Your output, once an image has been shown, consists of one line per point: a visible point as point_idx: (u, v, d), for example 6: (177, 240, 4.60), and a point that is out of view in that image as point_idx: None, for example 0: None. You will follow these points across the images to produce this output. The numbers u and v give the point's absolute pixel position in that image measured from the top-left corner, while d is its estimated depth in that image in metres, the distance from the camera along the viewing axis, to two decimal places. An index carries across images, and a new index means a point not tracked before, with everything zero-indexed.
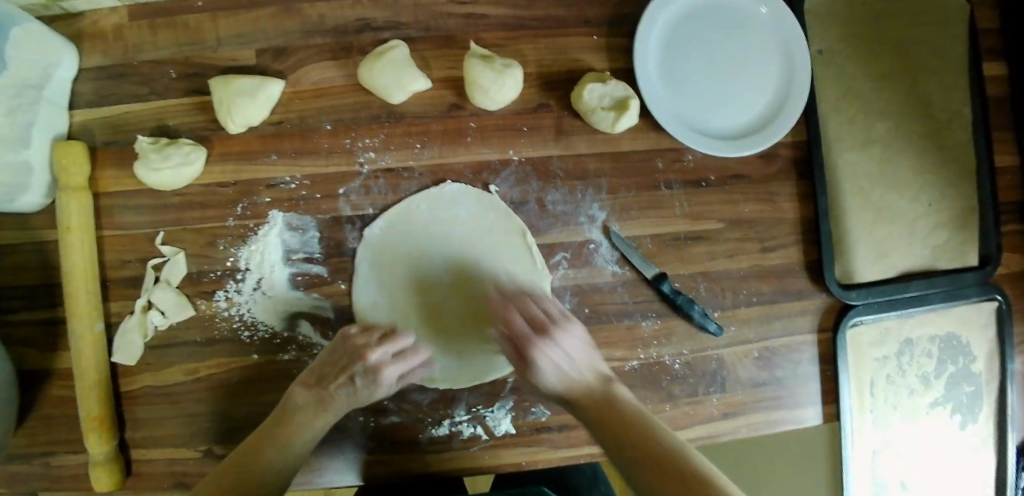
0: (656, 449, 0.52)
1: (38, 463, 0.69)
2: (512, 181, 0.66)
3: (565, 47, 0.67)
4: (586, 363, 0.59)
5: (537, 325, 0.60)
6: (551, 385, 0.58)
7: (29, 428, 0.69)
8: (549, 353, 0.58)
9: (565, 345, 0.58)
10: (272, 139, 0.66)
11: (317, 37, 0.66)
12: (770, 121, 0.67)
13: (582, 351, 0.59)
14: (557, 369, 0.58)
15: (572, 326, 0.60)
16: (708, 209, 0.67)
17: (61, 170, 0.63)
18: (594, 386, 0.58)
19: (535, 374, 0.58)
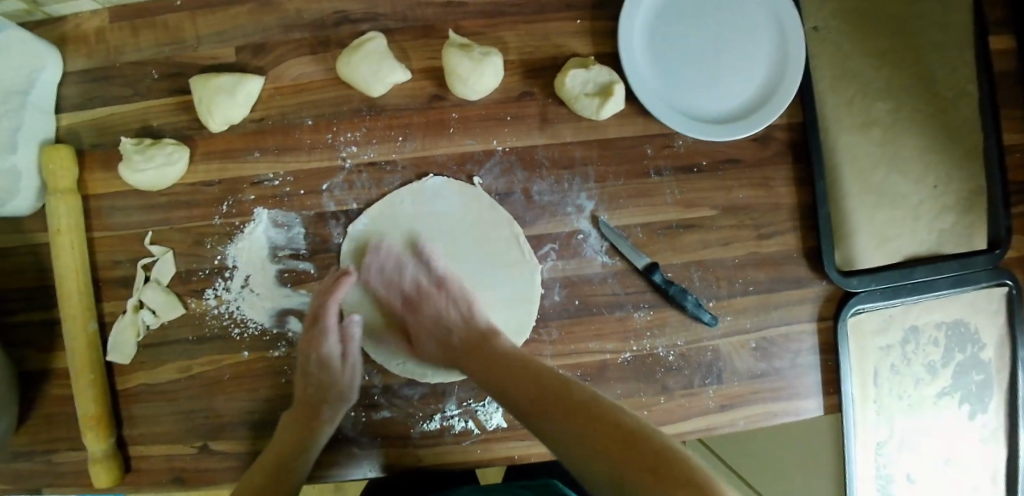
0: (570, 402, 0.49)
1: (42, 460, 0.71)
2: (497, 172, 0.65)
3: (547, 32, 0.66)
4: (460, 316, 0.62)
5: (414, 288, 0.64)
6: (431, 347, 0.62)
7: (31, 427, 0.70)
8: (422, 312, 0.63)
9: (439, 304, 0.62)
10: (255, 136, 0.66)
11: (295, 32, 0.66)
12: (761, 104, 0.65)
13: (457, 307, 0.62)
14: (432, 327, 0.62)
15: (445, 285, 0.63)
16: (700, 195, 0.65)
17: (49, 173, 0.64)
18: (473, 336, 0.60)
19: (413, 335, 0.63)
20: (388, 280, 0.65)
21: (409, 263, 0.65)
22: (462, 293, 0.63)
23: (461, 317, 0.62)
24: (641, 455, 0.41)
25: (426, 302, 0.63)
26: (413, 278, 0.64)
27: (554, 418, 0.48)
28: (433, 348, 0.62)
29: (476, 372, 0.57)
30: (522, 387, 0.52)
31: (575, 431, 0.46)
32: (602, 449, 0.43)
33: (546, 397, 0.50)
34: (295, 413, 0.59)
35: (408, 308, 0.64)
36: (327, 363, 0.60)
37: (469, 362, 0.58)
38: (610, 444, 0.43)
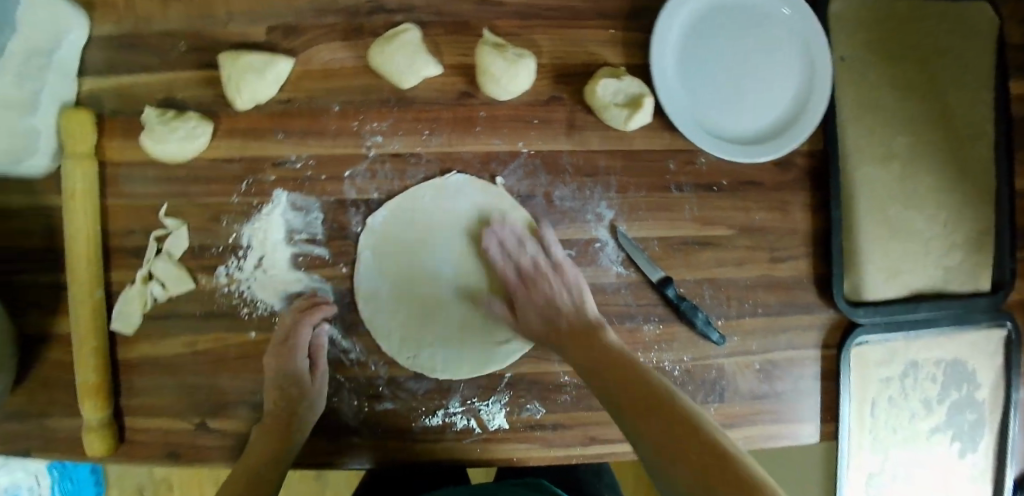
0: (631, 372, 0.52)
1: (34, 424, 0.70)
2: (520, 174, 0.65)
3: (579, 39, 0.66)
4: (572, 304, 0.60)
5: (529, 268, 0.63)
6: (535, 326, 0.61)
7: (26, 389, 0.70)
8: (536, 292, 0.62)
9: (557, 287, 0.61)
10: (280, 117, 0.65)
11: (328, 17, 0.65)
12: (784, 129, 0.65)
13: (569, 295, 0.61)
14: (540, 308, 0.61)
15: (562, 270, 0.62)
16: (718, 214, 0.66)
17: (67, 136, 0.64)
18: (577, 325, 0.59)
19: (520, 312, 0.62)
20: (507, 255, 0.63)
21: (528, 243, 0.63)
22: (578, 282, 0.61)
23: (571, 305, 0.60)
24: (679, 422, 0.46)
25: (540, 284, 0.62)
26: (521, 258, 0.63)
27: (606, 380, 0.52)
28: (537, 328, 0.61)
29: (576, 357, 0.56)
30: (591, 353, 0.56)
31: (623, 396, 0.50)
32: (639, 408, 0.48)
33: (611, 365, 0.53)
34: (269, 424, 0.60)
35: (520, 286, 0.63)
36: (298, 377, 0.61)
37: (567, 349, 0.57)
38: (647, 403, 0.48)
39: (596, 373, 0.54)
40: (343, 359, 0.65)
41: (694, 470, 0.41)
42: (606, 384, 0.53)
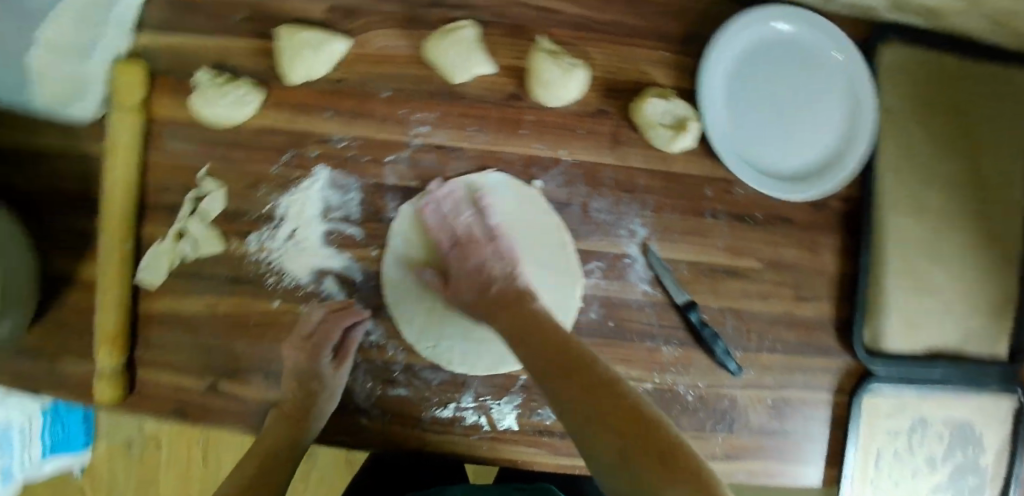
0: (549, 336, 0.50)
1: (45, 366, 0.70)
2: (560, 181, 0.65)
3: (633, 57, 0.66)
4: (504, 272, 0.58)
5: (463, 234, 0.62)
6: (466, 295, 0.58)
7: (42, 332, 0.70)
8: (469, 258, 0.60)
9: (490, 254, 0.59)
10: (331, 96, 0.66)
11: (389, 3, 0.66)
12: (822, 170, 0.66)
13: (503, 263, 0.59)
14: (472, 276, 0.59)
15: (496, 239, 0.61)
16: (749, 246, 0.66)
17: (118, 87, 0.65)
18: (508, 293, 0.56)
19: (451, 284, 0.60)
20: (440, 222, 0.63)
21: (464, 209, 0.63)
22: (511, 252, 0.60)
23: (503, 273, 0.58)
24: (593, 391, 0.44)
25: (473, 250, 0.60)
26: (462, 224, 0.62)
27: (527, 346, 0.50)
28: (469, 294, 0.58)
29: (503, 326, 0.53)
30: (518, 323, 0.53)
31: (545, 363, 0.48)
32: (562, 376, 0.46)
33: (536, 332, 0.51)
34: (286, 410, 0.61)
35: (452, 254, 0.61)
36: (318, 371, 0.61)
37: (498, 317, 0.54)
38: (566, 370, 0.47)
39: (518, 340, 0.51)
40: (363, 341, 0.65)
41: (637, 450, 0.39)
42: (531, 352, 0.49)
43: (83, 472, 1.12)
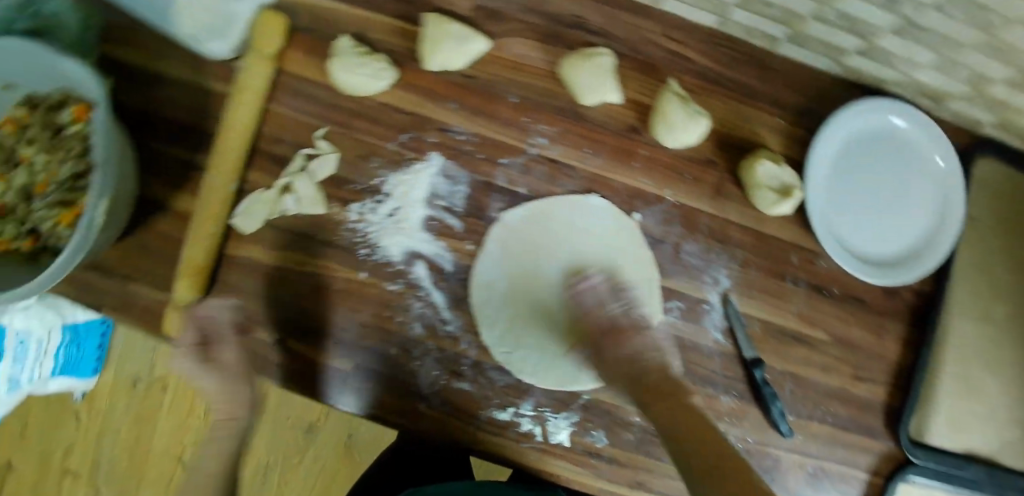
0: (648, 368, 0.59)
1: (116, 283, 0.70)
2: (659, 218, 0.67)
3: (750, 118, 0.69)
4: (657, 361, 0.60)
5: (615, 322, 0.62)
6: (619, 380, 0.60)
7: (121, 250, 0.70)
8: (621, 347, 0.60)
9: (640, 345, 0.60)
10: (459, 89, 0.68)
11: (534, 16, 0.68)
12: (904, 262, 0.68)
13: (654, 354, 0.60)
14: (625, 362, 0.60)
15: (645, 330, 0.62)
16: (822, 318, 0.69)
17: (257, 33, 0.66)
18: (665, 381, 0.58)
19: (602, 364, 0.61)
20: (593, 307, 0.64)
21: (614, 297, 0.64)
22: (660, 343, 0.62)
23: (660, 362, 0.60)
24: (687, 419, 0.54)
25: (624, 338, 0.61)
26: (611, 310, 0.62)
27: (633, 378, 0.58)
28: (621, 377, 0.59)
29: (655, 418, 0.56)
30: (626, 360, 0.60)
31: (643, 387, 0.57)
32: (656, 405, 0.56)
33: (639, 366, 0.59)
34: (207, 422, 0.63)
35: (602, 338, 0.62)
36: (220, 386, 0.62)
37: (652, 408, 0.56)
38: (661, 401, 0.56)
39: (625, 373, 0.59)
40: (440, 329, 0.67)
41: (708, 469, 0.50)
42: (637, 378, 0.58)
43: (82, 397, 1.19)
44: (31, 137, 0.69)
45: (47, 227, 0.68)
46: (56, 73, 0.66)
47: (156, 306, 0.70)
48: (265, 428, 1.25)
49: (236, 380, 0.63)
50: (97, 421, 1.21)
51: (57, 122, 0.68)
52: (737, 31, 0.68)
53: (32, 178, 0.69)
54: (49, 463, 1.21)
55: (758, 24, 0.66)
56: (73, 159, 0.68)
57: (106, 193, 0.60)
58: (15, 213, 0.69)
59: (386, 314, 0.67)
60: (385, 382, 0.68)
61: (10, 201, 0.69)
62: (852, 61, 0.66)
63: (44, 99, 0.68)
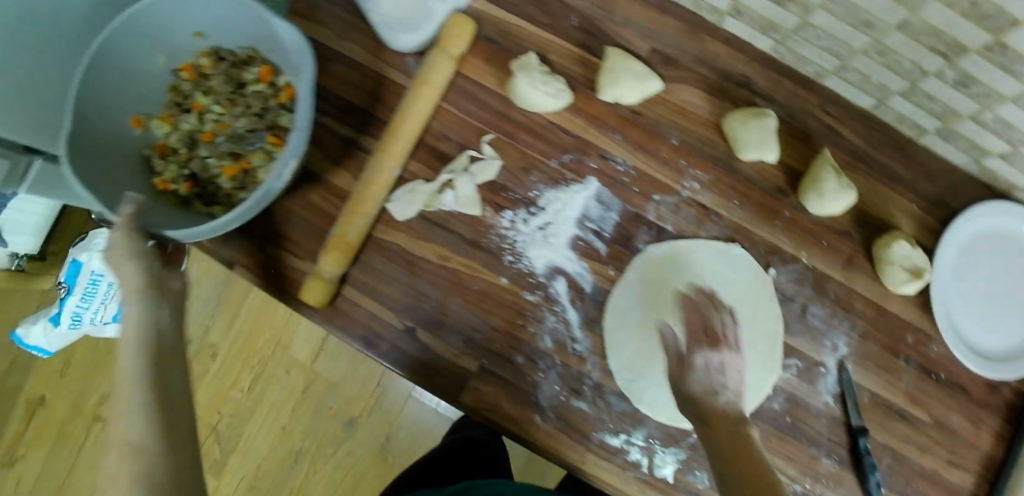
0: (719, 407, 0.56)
1: (257, 243, 0.72)
2: (792, 277, 0.71)
3: (888, 199, 0.73)
4: (734, 388, 0.58)
5: (716, 332, 0.60)
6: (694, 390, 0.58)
7: (270, 215, 0.72)
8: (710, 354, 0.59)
9: (728, 361, 0.58)
10: (625, 123, 0.71)
11: (704, 68, 0.72)
12: (1010, 358, 0.72)
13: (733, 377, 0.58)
14: (707, 373, 0.58)
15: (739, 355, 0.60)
16: (927, 400, 0.72)
17: (447, 34, 0.69)
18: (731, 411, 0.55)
19: (686, 367, 0.59)
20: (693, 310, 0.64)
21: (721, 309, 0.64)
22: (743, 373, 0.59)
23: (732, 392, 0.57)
24: (744, 455, 0.50)
25: (717, 348, 0.59)
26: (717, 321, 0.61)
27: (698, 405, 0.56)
28: (694, 395, 0.57)
29: (714, 445, 0.53)
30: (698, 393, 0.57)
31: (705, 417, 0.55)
32: (717, 436, 0.53)
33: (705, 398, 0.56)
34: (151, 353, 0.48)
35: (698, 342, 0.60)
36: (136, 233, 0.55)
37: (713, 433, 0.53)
38: (722, 434, 0.53)
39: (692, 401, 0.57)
40: (568, 346, 0.70)
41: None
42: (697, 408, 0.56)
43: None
44: (211, 88, 0.72)
45: (209, 177, 0.70)
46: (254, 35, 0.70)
47: (291, 274, 0.71)
48: (304, 415, 1.25)
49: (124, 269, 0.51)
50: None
51: (242, 78, 0.71)
52: (889, 116, 0.72)
53: (203, 127, 0.72)
54: (83, 404, 1.27)
55: (911, 113, 0.70)
56: (250, 117, 0.71)
57: (296, 155, 0.62)
58: (177, 155, 0.70)
59: (519, 322, 0.70)
60: (506, 388, 0.70)
61: (174, 143, 0.71)
62: (989, 162, 0.70)
63: (232, 56, 0.71)
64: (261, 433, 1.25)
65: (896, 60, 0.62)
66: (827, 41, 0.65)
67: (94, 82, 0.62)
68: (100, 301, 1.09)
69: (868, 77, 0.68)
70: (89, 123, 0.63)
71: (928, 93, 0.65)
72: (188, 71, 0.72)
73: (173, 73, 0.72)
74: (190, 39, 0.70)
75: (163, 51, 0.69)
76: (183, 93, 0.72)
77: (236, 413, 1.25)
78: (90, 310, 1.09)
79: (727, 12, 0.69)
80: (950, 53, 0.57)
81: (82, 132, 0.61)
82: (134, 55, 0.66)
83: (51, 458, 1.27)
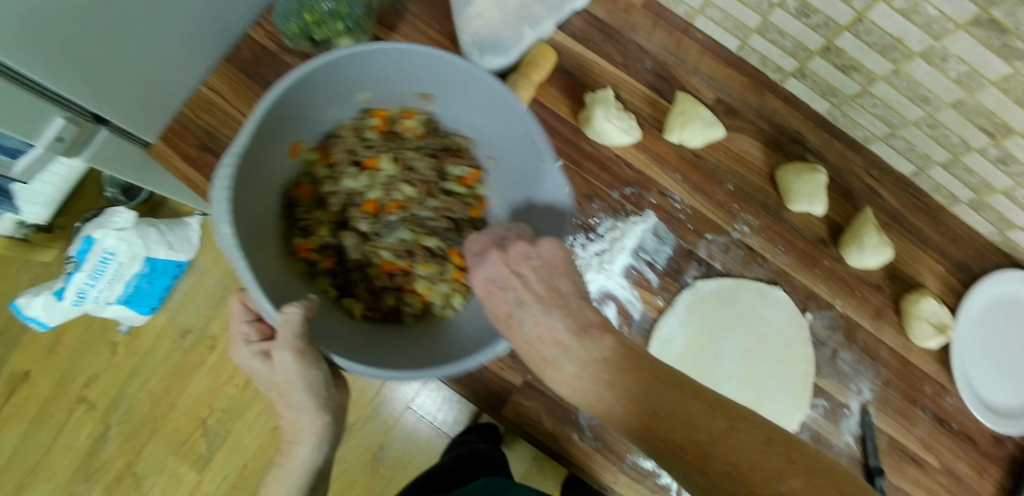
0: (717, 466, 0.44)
1: None
2: (825, 322, 0.76)
3: (918, 259, 0.78)
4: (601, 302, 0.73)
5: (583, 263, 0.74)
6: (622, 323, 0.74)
7: None
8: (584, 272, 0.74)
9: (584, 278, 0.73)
10: (686, 164, 0.76)
11: (763, 121, 0.77)
12: (1013, 414, 0.78)
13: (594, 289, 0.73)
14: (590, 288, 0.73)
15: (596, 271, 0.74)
16: (939, 448, 0.77)
17: (533, 62, 0.73)
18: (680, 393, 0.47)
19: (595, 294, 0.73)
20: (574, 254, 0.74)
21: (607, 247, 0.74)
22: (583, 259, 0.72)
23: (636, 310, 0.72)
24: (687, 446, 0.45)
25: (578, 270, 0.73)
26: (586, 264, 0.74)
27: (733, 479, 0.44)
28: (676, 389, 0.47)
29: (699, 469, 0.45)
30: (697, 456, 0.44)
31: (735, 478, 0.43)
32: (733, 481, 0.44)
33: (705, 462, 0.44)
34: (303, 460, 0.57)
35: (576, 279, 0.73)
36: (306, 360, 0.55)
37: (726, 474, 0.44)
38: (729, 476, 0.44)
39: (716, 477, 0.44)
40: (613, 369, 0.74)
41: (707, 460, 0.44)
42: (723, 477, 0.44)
43: (127, 332, 1.26)
44: (400, 154, 0.73)
45: (355, 256, 0.70)
46: (472, 129, 0.71)
47: None
48: None
49: (298, 397, 0.54)
50: (129, 361, 1.26)
51: (447, 170, 0.73)
52: (926, 184, 0.78)
53: (365, 191, 0.72)
54: (67, 385, 1.25)
55: (948, 184, 0.75)
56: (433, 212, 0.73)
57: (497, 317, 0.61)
58: (328, 210, 0.71)
59: None
60: (549, 404, 0.73)
61: (333, 194, 0.71)
62: (1013, 234, 0.76)
63: (437, 139, 0.73)
64: (252, 430, 1.26)
65: (944, 133, 0.68)
66: (882, 110, 0.71)
67: (271, 127, 0.60)
68: (107, 281, 1.11)
69: (914, 146, 0.73)
70: (262, 151, 0.61)
71: (967, 166, 0.71)
72: (382, 119, 0.72)
73: (364, 113, 0.71)
74: (410, 97, 0.70)
75: (374, 92, 0.68)
76: (366, 141, 0.72)
77: (228, 409, 1.26)
78: (95, 289, 1.11)
79: (791, 73, 0.74)
80: (997, 133, 0.63)
81: (253, 156, 0.59)
82: (342, 85, 0.64)
83: (26, 436, 1.24)
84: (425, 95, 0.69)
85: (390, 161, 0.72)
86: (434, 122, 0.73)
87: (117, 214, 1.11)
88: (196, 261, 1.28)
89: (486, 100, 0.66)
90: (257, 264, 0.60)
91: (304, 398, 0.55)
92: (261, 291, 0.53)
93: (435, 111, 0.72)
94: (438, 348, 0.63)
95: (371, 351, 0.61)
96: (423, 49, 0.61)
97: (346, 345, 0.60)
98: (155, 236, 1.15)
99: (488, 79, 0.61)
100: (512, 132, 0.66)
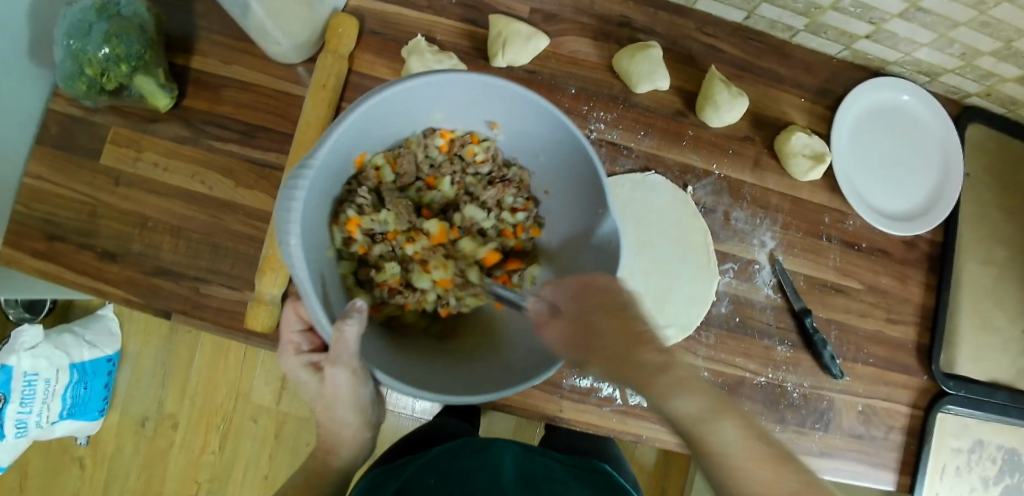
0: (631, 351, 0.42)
1: (186, 286, 0.73)
2: (708, 190, 0.76)
3: (779, 98, 0.78)
4: None
5: None
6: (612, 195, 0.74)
7: (191, 252, 0.74)
8: None
9: None
10: (523, 83, 0.74)
11: (585, 17, 0.75)
12: (916, 216, 0.79)
13: None
14: None
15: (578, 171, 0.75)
16: (857, 270, 0.78)
17: (335, 34, 0.70)
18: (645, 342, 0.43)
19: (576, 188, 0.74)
20: None
21: None
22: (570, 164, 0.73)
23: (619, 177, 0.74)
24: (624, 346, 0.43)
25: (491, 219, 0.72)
26: None
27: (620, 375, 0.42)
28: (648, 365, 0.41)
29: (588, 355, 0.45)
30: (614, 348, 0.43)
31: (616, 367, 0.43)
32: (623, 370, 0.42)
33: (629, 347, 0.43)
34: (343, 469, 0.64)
35: None
36: (358, 392, 0.58)
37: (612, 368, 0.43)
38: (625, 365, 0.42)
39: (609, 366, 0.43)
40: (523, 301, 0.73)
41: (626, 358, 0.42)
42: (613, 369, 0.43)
43: (87, 442, 1.18)
44: (461, 177, 0.65)
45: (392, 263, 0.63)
46: (533, 157, 0.64)
47: (227, 306, 0.73)
48: (282, 456, 1.21)
49: (344, 413, 0.59)
50: (100, 471, 1.19)
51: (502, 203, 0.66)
52: (762, 24, 0.76)
53: (422, 205, 0.65)
54: None
55: (782, 17, 0.74)
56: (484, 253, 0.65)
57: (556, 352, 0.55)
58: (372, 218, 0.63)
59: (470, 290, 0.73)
60: None
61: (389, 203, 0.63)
62: (860, 45, 0.75)
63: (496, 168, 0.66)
64: (244, 489, 1.20)
65: None
66: None
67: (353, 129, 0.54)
68: (42, 402, 1.06)
69: None
70: (336, 154, 0.55)
71: None
72: (446, 140, 0.64)
73: (431, 131, 0.63)
74: (477, 120, 0.63)
75: (446, 111, 0.61)
76: (429, 159, 0.64)
77: (214, 478, 1.20)
78: (34, 414, 1.06)
79: None
80: None
81: (327, 166, 0.54)
82: (422, 103, 0.58)
83: None
84: (495, 122, 0.62)
85: (450, 184, 0.65)
86: (499, 150, 0.66)
87: (21, 334, 1.05)
88: (126, 353, 1.19)
89: (552, 134, 0.59)
90: (314, 266, 0.53)
91: (350, 412, 0.60)
92: (318, 305, 0.50)
93: (505, 139, 0.64)
94: (499, 370, 0.58)
95: (412, 373, 0.56)
96: (509, 85, 0.55)
97: (381, 359, 0.55)
98: (71, 340, 1.10)
99: (569, 128, 0.57)
100: (574, 169, 0.60)
